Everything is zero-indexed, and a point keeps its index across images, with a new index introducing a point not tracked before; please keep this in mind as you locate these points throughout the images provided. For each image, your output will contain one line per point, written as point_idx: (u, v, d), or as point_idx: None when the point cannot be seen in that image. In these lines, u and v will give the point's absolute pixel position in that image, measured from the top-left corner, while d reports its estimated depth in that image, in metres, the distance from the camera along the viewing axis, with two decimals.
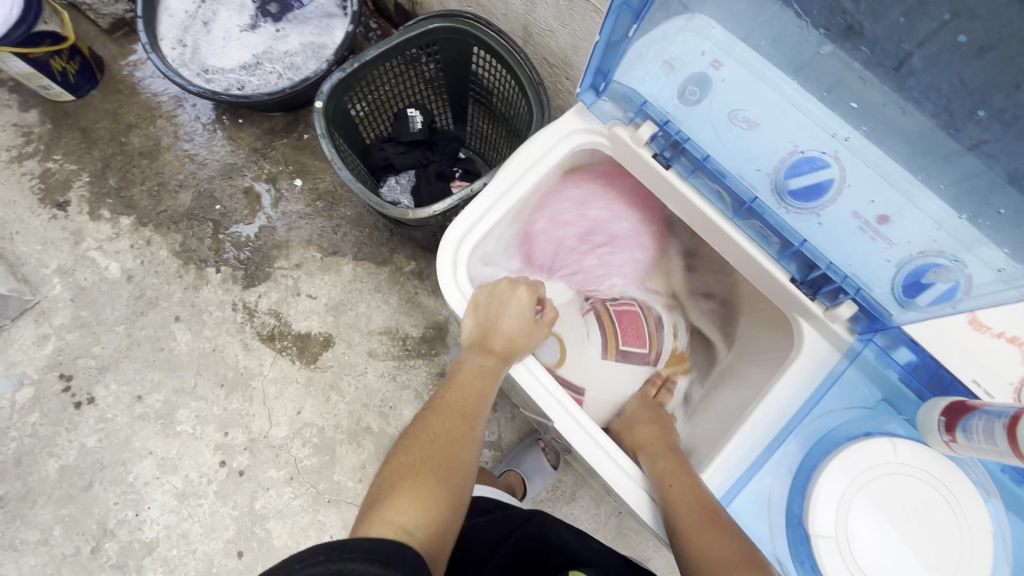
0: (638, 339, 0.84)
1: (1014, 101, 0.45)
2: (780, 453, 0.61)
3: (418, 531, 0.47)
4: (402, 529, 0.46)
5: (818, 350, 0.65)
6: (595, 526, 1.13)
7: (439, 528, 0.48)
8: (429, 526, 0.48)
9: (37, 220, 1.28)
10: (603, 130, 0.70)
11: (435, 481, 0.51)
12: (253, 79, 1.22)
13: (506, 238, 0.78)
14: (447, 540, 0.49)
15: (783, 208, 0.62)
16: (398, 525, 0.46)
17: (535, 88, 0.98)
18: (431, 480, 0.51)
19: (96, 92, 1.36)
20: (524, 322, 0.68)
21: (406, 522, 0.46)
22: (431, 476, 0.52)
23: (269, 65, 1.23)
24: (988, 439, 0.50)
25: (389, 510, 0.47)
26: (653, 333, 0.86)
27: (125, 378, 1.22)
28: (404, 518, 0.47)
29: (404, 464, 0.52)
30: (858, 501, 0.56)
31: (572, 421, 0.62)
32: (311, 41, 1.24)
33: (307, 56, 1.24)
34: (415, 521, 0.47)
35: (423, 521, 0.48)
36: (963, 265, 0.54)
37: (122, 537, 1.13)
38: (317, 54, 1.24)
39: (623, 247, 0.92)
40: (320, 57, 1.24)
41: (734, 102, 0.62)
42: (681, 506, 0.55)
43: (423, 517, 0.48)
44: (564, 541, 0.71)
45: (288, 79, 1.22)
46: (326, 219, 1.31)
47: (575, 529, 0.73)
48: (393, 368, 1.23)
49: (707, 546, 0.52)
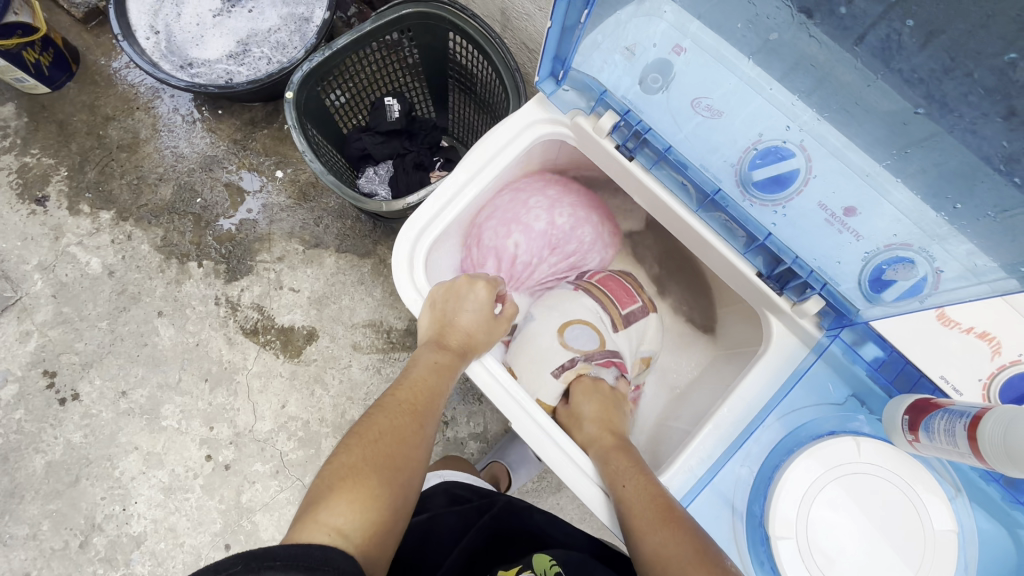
0: (627, 296, 0.83)
1: (964, 91, 0.44)
2: (742, 454, 0.60)
3: (354, 533, 0.46)
4: (336, 530, 0.45)
5: (786, 345, 0.63)
6: (580, 516, 1.12)
7: (377, 531, 0.48)
8: (368, 527, 0.47)
9: (16, 215, 1.27)
10: (565, 121, 0.68)
11: (377, 481, 0.50)
12: (242, 70, 1.19)
13: (456, 230, 0.75)
14: (388, 541, 0.49)
15: (748, 200, 0.60)
16: (332, 526, 0.45)
17: (511, 73, 0.94)
18: (372, 480, 0.50)
19: (72, 85, 1.33)
20: (481, 317, 0.67)
21: (341, 523, 0.46)
22: (372, 476, 0.51)
23: (258, 51, 1.20)
24: (949, 440, 0.49)
25: (325, 510, 0.46)
26: (616, 317, 0.80)
27: (109, 374, 1.21)
28: (339, 518, 0.46)
29: (345, 464, 0.51)
30: (821, 498, 0.55)
31: (531, 422, 0.62)
32: (290, 11, 1.21)
33: (290, 30, 1.20)
34: (352, 523, 0.46)
35: (360, 523, 0.47)
36: (931, 257, 0.52)
37: (110, 531, 1.14)
38: (301, 29, 1.20)
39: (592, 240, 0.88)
40: (303, 30, 1.20)
41: (695, 89, 0.59)
42: (634, 505, 0.54)
43: (361, 518, 0.47)
44: (535, 525, 0.70)
45: (278, 62, 1.19)
46: (308, 211, 1.29)
47: (547, 513, 0.73)
48: (378, 361, 1.22)
49: (657, 545, 0.50)
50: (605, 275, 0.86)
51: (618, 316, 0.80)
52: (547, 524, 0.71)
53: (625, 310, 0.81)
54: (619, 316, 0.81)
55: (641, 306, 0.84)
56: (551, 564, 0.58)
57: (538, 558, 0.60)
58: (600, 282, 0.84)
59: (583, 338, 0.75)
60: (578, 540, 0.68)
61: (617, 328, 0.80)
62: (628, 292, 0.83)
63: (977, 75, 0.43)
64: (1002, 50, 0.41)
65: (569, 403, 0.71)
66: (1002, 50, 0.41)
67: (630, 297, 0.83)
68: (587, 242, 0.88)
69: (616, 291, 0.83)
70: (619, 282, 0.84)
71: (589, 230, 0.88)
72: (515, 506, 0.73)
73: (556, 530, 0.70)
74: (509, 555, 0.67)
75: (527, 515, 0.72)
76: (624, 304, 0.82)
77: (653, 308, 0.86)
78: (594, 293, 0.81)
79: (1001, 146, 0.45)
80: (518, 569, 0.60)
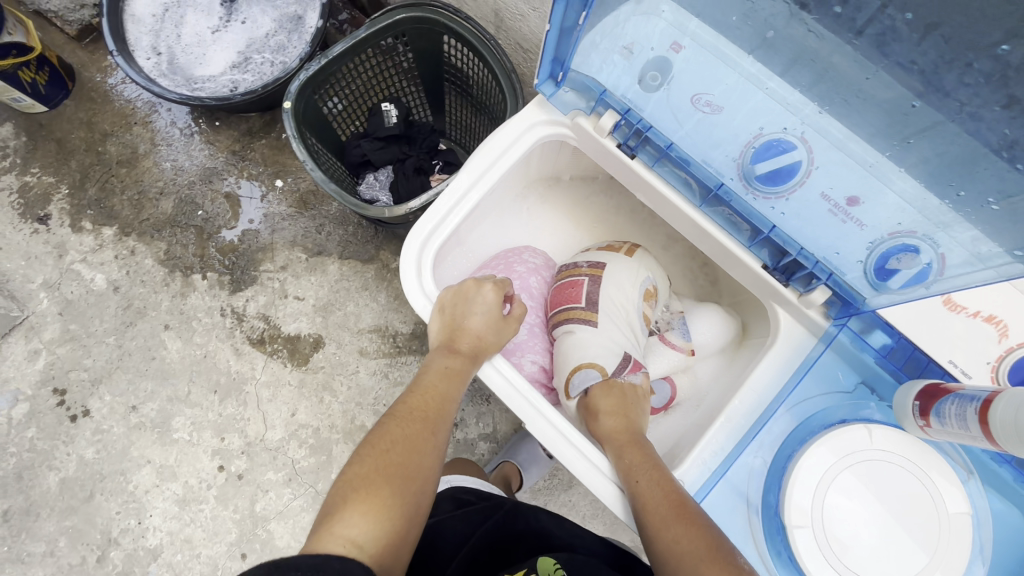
0: (572, 288, 0.80)
1: (963, 81, 0.45)
2: (756, 444, 0.60)
3: (369, 543, 0.47)
4: (352, 542, 0.46)
5: (794, 335, 0.64)
6: (592, 512, 1.13)
7: (391, 541, 0.49)
8: (382, 537, 0.48)
9: (19, 235, 1.27)
10: (566, 121, 0.69)
11: (390, 491, 0.51)
12: (248, 76, 1.19)
13: (455, 240, 0.76)
14: (403, 549, 0.50)
15: (751, 193, 0.60)
16: (347, 538, 0.46)
17: (507, 74, 0.95)
18: (385, 489, 0.51)
19: (69, 102, 1.33)
20: (491, 319, 0.68)
21: (356, 534, 0.47)
22: (385, 486, 0.51)
23: (259, 56, 1.20)
24: (961, 424, 0.50)
25: (340, 523, 0.47)
26: (586, 316, 0.76)
27: (119, 389, 1.22)
28: (354, 530, 0.47)
29: (358, 474, 0.52)
30: (835, 483, 0.56)
31: (545, 423, 0.62)
32: (281, 12, 1.21)
33: (285, 31, 1.20)
34: (366, 534, 0.47)
35: (375, 533, 0.48)
36: (935, 243, 0.52)
37: (126, 545, 1.15)
38: (298, 29, 1.20)
39: (533, 277, 0.85)
40: (299, 27, 1.20)
41: (695, 85, 0.59)
42: (649, 500, 0.54)
43: (375, 529, 0.48)
44: (541, 524, 0.71)
45: (281, 64, 1.19)
46: (310, 219, 1.29)
47: (552, 512, 0.73)
48: (385, 366, 1.22)
49: (673, 540, 0.51)
50: (553, 289, 0.83)
51: (587, 315, 0.76)
52: (552, 524, 0.71)
53: (585, 302, 0.77)
54: (587, 311, 0.77)
55: (589, 280, 0.80)
56: (555, 566, 0.59)
57: (542, 561, 0.61)
58: (559, 304, 0.80)
59: (592, 372, 0.71)
60: (585, 541, 0.69)
61: (591, 322, 0.76)
62: (571, 285, 0.81)
63: (977, 65, 0.43)
64: (997, 42, 0.41)
65: (587, 395, 0.70)
66: (998, 41, 0.41)
67: (575, 286, 0.80)
68: (532, 286, 0.84)
69: (564, 296, 0.80)
70: (560, 287, 0.82)
71: (535, 278, 0.85)
72: (520, 509, 0.74)
73: (560, 529, 0.70)
74: (515, 559, 0.67)
75: (533, 515, 0.73)
76: (578, 298, 0.78)
77: (601, 265, 0.81)
78: (560, 325, 0.78)
79: (1003, 133, 0.45)
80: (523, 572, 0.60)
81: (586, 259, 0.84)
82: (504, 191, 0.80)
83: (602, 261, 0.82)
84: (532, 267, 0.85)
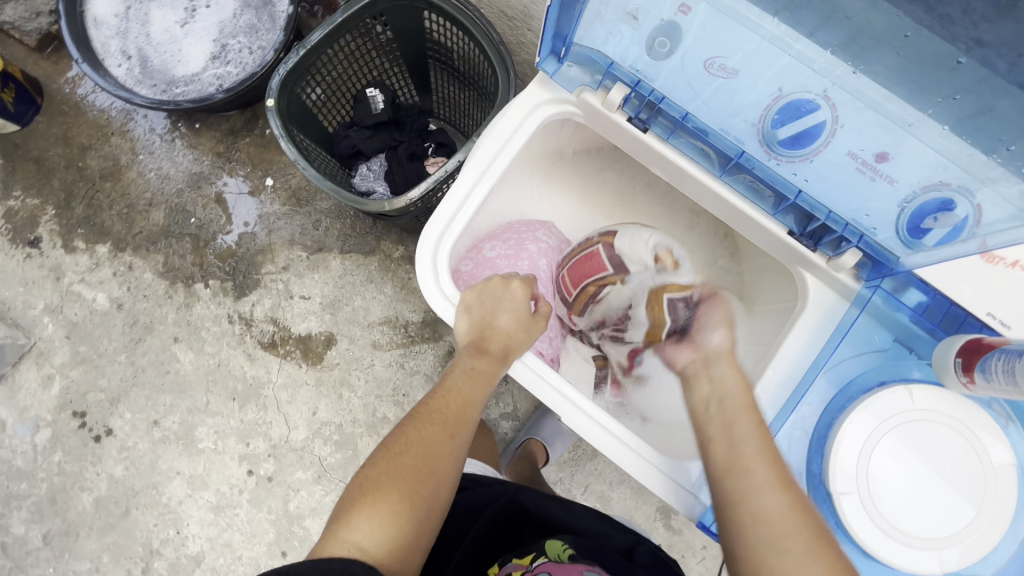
0: (591, 259, 0.81)
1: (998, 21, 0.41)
2: (794, 417, 0.60)
3: (374, 547, 0.48)
4: (355, 545, 0.47)
5: (825, 301, 0.64)
6: (619, 478, 1.14)
7: (399, 545, 0.49)
8: (389, 541, 0.49)
9: (13, 261, 1.24)
10: (571, 98, 0.66)
11: (400, 495, 0.51)
12: (230, 69, 1.13)
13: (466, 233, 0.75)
14: (412, 553, 0.50)
15: (774, 158, 0.59)
16: (352, 542, 0.47)
17: (496, 47, 0.90)
18: (394, 494, 0.51)
19: (41, 118, 1.27)
20: (520, 317, 0.67)
21: (361, 538, 0.48)
22: (395, 491, 0.51)
23: (235, 42, 1.14)
24: (1009, 380, 0.49)
25: (347, 527, 0.49)
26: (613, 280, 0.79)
27: (137, 406, 1.21)
28: (359, 534, 0.48)
29: (370, 477, 0.52)
30: (881, 446, 0.55)
31: (583, 417, 0.62)
32: None
33: (257, 14, 1.14)
34: (372, 537, 0.48)
35: (381, 536, 0.49)
36: (971, 195, 0.50)
37: (169, 554, 1.17)
38: (269, 10, 1.14)
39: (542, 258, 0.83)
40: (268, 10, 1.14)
41: (709, 48, 0.55)
42: (749, 456, 0.51)
43: (382, 533, 0.49)
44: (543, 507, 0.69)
45: (260, 48, 1.13)
46: (305, 216, 1.26)
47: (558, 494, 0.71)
48: (400, 356, 1.22)
49: (771, 500, 0.48)
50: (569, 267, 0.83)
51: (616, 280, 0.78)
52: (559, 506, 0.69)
53: (612, 268, 0.79)
54: (616, 276, 0.78)
55: (604, 247, 0.80)
56: (564, 548, 0.60)
57: (551, 543, 0.62)
58: (581, 279, 0.81)
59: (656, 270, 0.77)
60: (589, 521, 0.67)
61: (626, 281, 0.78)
62: (588, 257, 0.81)
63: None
64: None
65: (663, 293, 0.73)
66: None
67: (592, 257, 0.81)
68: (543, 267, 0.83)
69: (587, 268, 0.80)
70: (578, 262, 0.82)
71: (544, 260, 0.83)
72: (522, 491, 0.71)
73: (567, 512, 0.69)
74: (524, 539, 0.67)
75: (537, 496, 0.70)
76: (602, 266, 0.79)
77: (613, 232, 0.82)
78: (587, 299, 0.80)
79: None
80: (531, 556, 0.61)
81: (597, 231, 0.85)
82: (509, 176, 0.77)
83: (612, 230, 0.83)
84: (542, 248, 0.84)
